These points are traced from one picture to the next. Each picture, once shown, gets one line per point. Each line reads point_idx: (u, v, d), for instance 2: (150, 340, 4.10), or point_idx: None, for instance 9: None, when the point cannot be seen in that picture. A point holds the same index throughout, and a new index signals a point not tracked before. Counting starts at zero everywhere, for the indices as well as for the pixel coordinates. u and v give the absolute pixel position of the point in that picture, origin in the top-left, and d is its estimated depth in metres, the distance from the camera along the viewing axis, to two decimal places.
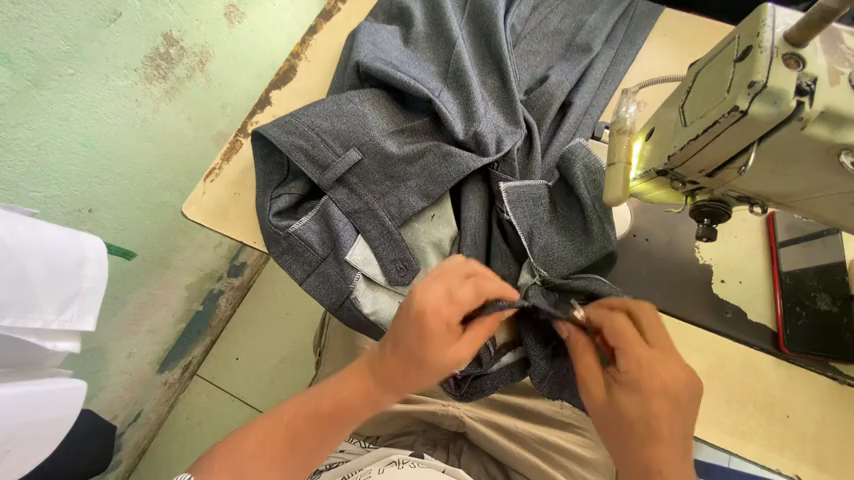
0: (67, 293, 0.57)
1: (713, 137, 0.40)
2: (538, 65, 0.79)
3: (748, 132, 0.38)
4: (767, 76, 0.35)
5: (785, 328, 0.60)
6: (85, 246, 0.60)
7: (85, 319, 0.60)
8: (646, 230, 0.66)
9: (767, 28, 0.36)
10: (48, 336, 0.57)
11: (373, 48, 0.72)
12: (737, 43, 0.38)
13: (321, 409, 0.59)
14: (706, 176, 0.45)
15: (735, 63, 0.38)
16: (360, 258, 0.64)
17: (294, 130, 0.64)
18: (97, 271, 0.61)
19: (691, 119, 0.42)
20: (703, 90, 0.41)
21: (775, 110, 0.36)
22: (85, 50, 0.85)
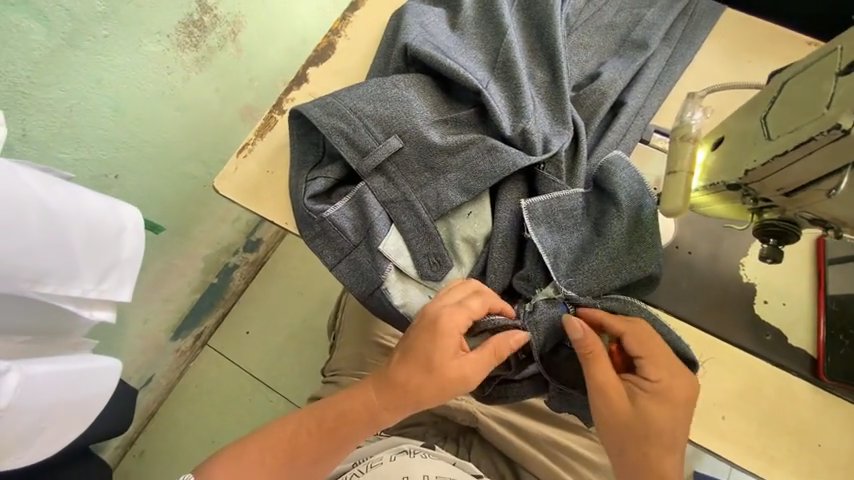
0: (106, 263, 0.58)
1: (804, 154, 0.39)
2: (589, 60, 0.76)
3: (844, 151, 0.37)
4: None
5: (826, 356, 0.58)
6: (124, 217, 0.61)
7: (121, 290, 0.61)
8: (689, 243, 0.64)
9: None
10: (86, 304, 0.59)
11: (421, 31, 0.69)
12: (840, 56, 0.37)
13: (332, 417, 0.61)
14: (783, 195, 0.43)
15: (838, 78, 0.37)
16: (393, 248, 0.63)
17: (336, 112, 0.63)
18: (135, 243, 0.62)
19: (778, 133, 0.41)
20: (794, 103, 0.40)
21: None
22: (120, 12, 0.84)
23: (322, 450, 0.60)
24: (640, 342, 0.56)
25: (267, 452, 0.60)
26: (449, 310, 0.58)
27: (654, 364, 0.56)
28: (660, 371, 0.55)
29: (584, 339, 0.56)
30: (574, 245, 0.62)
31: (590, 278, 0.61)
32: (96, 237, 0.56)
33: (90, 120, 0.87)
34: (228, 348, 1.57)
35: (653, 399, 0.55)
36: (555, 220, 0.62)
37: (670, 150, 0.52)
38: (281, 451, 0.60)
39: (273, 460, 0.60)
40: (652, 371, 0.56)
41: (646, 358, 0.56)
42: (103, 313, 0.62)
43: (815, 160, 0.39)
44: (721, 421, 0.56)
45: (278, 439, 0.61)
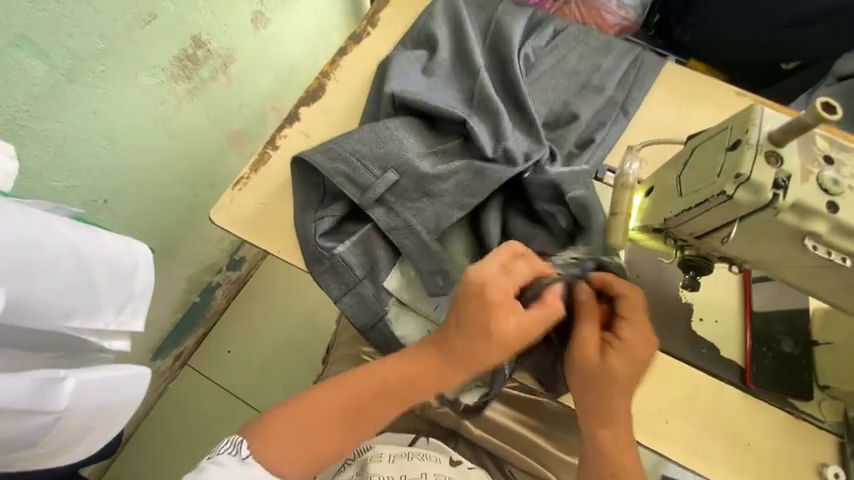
0: (122, 296, 0.60)
1: (704, 211, 0.48)
2: (555, 101, 0.84)
3: (733, 211, 0.46)
4: (752, 170, 0.44)
5: (752, 366, 0.68)
6: (140, 250, 0.62)
7: (136, 321, 0.62)
8: (639, 268, 0.72)
9: (754, 127, 0.44)
10: (104, 334, 0.60)
11: (401, 80, 0.77)
12: (729, 132, 0.46)
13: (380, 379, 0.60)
14: (696, 238, 0.52)
15: (727, 151, 0.46)
16: (397, 285, 0.68)
17: (336, 156, 0.68)
18: (148, 276, 0.62)
19: (686, 191, 0.49)
20: (698, 168, 0.49)
21: (755, 198, 0.44)
22: (118, 49, 0.89)
23: (378, 412, 0.61)
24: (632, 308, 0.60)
25: (321, 407, 0.60)
26: (493, 276, 0.56)
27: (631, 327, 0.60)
28: (633, 332, 0.59)
29: (583, 296, 0.60)
30: (552, 243, 0.67)
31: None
32: (112, 273, 0.58)
33: (83, 149, 0.91)
34: (209, 367, 1.56)
35: (619, 357, 0.59)
36: (530, 220, 0.68)
37: (611, 195, 0.60)
38: (337, 412, 0.61)
39: (331, 417, 0.60)
40: (628, 332, 0.59)
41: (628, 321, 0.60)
42: (121, 342, 0.63)
43: (713, 214, 0.48)
44: (665, 424, 0.65)
45: (334, 391, 0.61)
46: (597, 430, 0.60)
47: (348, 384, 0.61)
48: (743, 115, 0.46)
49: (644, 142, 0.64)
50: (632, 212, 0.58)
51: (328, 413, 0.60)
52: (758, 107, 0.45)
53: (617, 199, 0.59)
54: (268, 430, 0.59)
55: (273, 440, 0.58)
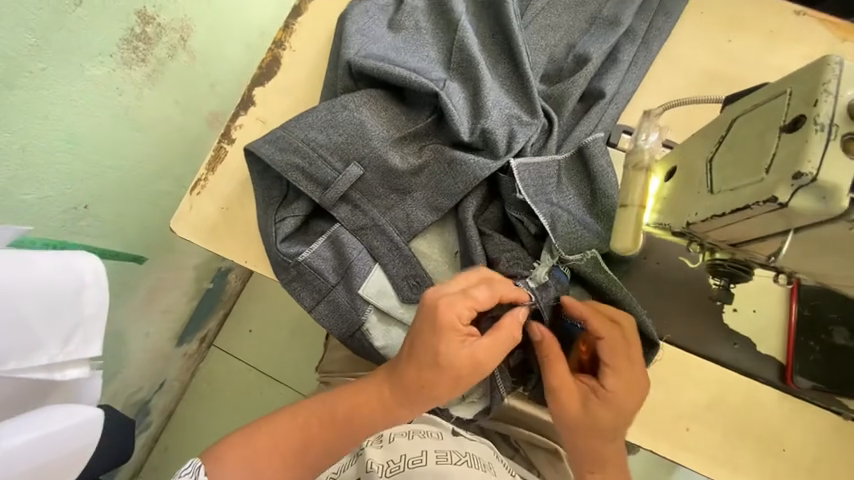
0: (67, 323, 0.55)
1: (743, 218, 0.35)
2: (558, 44, 0.67)
3: (783, 220, 0.33)
4: (819, 168, 0.29)
5: (795, 362, 0.57)
6: (81, 271, 0.56)
7: (92, 346, 0.58)
8: (661, 254, 0.60)
9: (827, 96, 0.30)
10: (56, 365, 0.56)
11: (360, 39, 0.63)
12: (788, 103, 0.32)
13: (343, 410, 0.57)
14: (730, 246, 0.39)
15: (783, 133, 0.32)
16: (374, 290, 0.60)
17: (288, 147, 0.59)
18: (97, 296, 0.58)
19: (721, 187, 0.36)
20: (738, 156, 0.35)
21: (822, 206, 0.30)
22: (54, 40, 0.70)
23: (336, 442, 0.57)
24: (612, 354, 0.53)
25: (281, 437, 0.57)
26: (451, 300, 0.51)
27: (615, 373, 0.53)
28: (620, 382, 0.53)
29: (546, 341, 0.55)
30: (569, 223, 0.57)
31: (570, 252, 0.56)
32: (52, 299, 0.53)
33: (45, 161, 0.75)
34: None
35: (602, 407, 0.54)
36: (541, 188, 0.58)
37: (622, 179, 0.48)
38: (295, 441, 0.57)
39: (289, 447, 0.57)
40: (612, 379, 0.53)
41: (610, 366, 0.54)
42: (78, 369, 0.58)
43: (757, 223, 0.34)
44: (686, 432, 0.57)
45: (294, 421, 0.58)
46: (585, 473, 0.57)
47: (305, 412, 0.59)
48: (812, 73, 0.31)
49: (663, 105, 0.52)
50: (647, 202, 0.45)
51: (287, 441, 0.57)
52: (837, 60, 0.30)
53: (628, 183, 0.47)
54: (229, 450, 0.56)
55: (230, 463, 0.55)
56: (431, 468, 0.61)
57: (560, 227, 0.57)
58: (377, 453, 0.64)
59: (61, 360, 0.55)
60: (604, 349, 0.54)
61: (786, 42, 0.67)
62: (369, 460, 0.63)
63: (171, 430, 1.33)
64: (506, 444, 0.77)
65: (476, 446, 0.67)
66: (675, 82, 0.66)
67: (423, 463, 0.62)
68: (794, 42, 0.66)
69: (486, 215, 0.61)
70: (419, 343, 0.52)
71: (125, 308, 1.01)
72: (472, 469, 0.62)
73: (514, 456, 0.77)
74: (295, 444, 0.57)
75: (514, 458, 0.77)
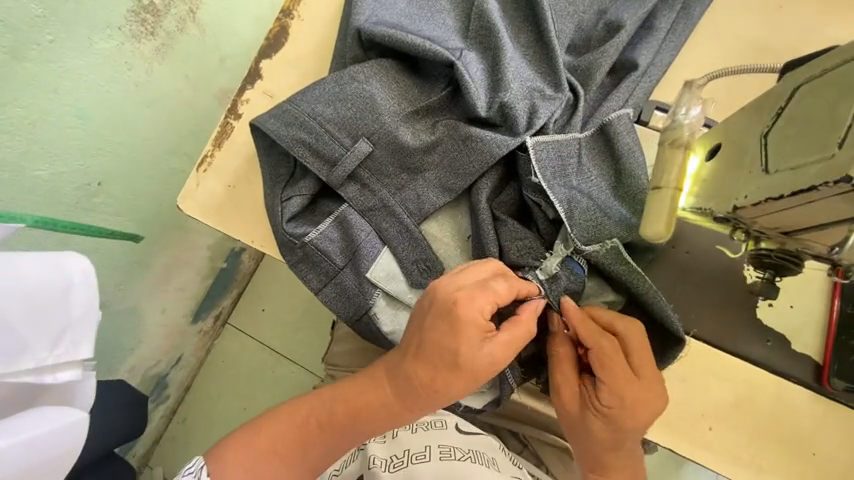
0: (54, 324, 0.50)
1: (802, 203, 0.29)
2: (587, 9, 0.61)
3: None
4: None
5: (834, 363, 0.53)
6: (69, 270, 0.52)
7: (83, 349, 0.53)
8: (689, 242, 0.56)
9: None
10: (46, 369, 0.50)
11: (372, 4, 0.58)
12: None
13: (343, 411, 0.55)
14: (783, 234, 0.34)
15: None
16: (382, 274, 0.58)
17: (293, 121, 0.56)
18: (86, 294, 0.53)
19: (776, 166, 0.31)
20: (800, 129, 0.30)
21: None
22: (61, 12, 0.69)
23: (342, 438, 0.55)
24: (604, 364, 0.51)
25: (284, 431, 0.56)
26: (470, 295, 0.49)
27: (611, 383, 0.51)
28: (616, 392, 0.51)
29: (559, 339, 0.54)
30: (592, 210, 0.53)
31: (589, 239, 0.52)
32: (34, 296, 0.48)
33: (59, 133, 0.74)
34: None
35: (600, 415, 0.52)
36: (559, 169, 0.53)
37: (656, 157, 0.43)
38: (298, 435, 0.56)
39: (286, 448, 0.55)
40: (608, 388, 0.51)
41: (604, 375, 0.51)
42: (70, 373, 0.52)
43: (821, 208, 0.29)
44: (709, 433, 0.54)
45: (296, 417, 0.57)
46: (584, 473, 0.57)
47: (303, 411, 0.57)
48: None
49: (708, 74, 0.46)
50: (684, 184, 0.40)
51: (289, 437, 0.56)
52: None
53: (663, 163, 0.41)
54: (231, 450, 0.55)
55: (233, 464, 0.54)
56: (434, 464, 0.60)
57: (581, 213, 0.53)
58: (380, 448, 0.64)
59: (49, 364, 0.50)
60: (596, 357, 0.51)
61: (847, 8, 0.59)
62: (373, 457, 0.62)
63: (187, 405, 1.36)
64: (513, 440, 0.76)
65: (481, 439, 0.66)
66: (716, 54, 0.59)
67: (426, 457, 0.61)
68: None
69: (502, 197, 0.57)
70: (433, 341, 0.49)
71: (142, 286, 1.02)
72: (475, 464, 0.60)
73: (522, 451, 0.75)
74: (297, 439, 0.56)
75: (522, 454, 0.75)
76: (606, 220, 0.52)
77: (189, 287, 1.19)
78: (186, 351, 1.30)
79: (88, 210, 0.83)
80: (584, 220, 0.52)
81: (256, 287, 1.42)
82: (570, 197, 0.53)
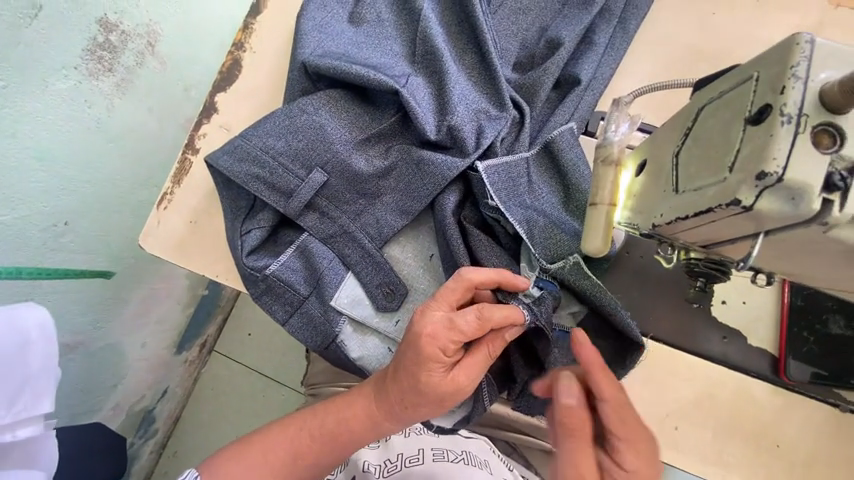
0: (15, 384, 0.57)
1: (707, 222, 0.31)
2: (528, 28, 0.63)
3: (752, 224, 0.29)
4: (786, 166, 0.26)
5: (788, 355, 0.54)
6: (27, 327, 0.58)
7: (41, 405, 0.58)
8: (642, 247, 0.57)
9: (796, 81, 0.26)
10: (5, 428, 0.55)
11: (317, 37, 0.60)
12: (753, 90, 0.28)
13: (332, 424, 0.55)
14: (702, 247, 0.35)
15: (747, 124, 0.28)
16: (347, 300, 0.58)
17: (246, 156, 0.56)
18: (44, 351, 0.60)
19: (684, 186, 0.32)
20: (703, 151, 0.31)
21: (791, 208, 0.27)
22: (13, 57, 0.67)
23: (327, 457, 0.55)
24: (623, 422, 0.47)
25: (272, 451, 0.55)
26: (436, 332, 0.47)
27: (632, 449, 0.46)
28: (638, 459, 0.46)
29: (576, 408, 0.46)
30: (553, 228, 0.54)
31: (553, 259, 0.53)
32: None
33: (18, 177, 0.72)
34: None
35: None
36: (513, 188, 0.55)
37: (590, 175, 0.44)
38: (285, 455, 0.55)
39: (276, 467, 0.55)
40: (624, 452, 0.46)
41: (624, 439, 0.46)
42: (30, 429, 0.57)
43: (723, 226, 0.31)
44: (675, 431, 0.55)
45: (285, 436, 0.56)
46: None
47: (293, 426, 0.57)
48: (778, 56, 0.27)
49: (635, 91, 0.48)
50: (618, 199, 0.42)
51: (277, 455, 0.55)
52: (807, 37, 0.26)
53: (598, 180, 0.43)
54: (222, 463, 0.55)
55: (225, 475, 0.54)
56: (429, 466, 0.62)
57: (542, 233, 0.54)
58: (374, 454, 0.66)
59: (8, 421, 0.55)
60: (613, 417, 0.47)
61: (775, 9, 0.62)
62: (366, 461, 0.65)
63: (176, 437, 1.34)
64: (503, 442, 0.75)
65: (473, 442, 0.67)
66: (654, 63, 0.62)
67: (419, 461, 0.63)
68: (784, 8, 0.62)
69: (464, 213, 0.58)
70: (404, 366, 0.49)
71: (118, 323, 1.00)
72: (467, 466, 0.62)
73: (512, 453, 0.74)
74: (285, 458, 0.55)
75: (511, 456, 0.74)
76: (563, 233, 0.53)
77: (168, 319, 1.16)
78: (172, 383, 1.27)
79: (57, 250, 0.81)
80: (545, 237, 0.54)
81: (238, 312, 1.40)
82: (530, 217, 0.54)
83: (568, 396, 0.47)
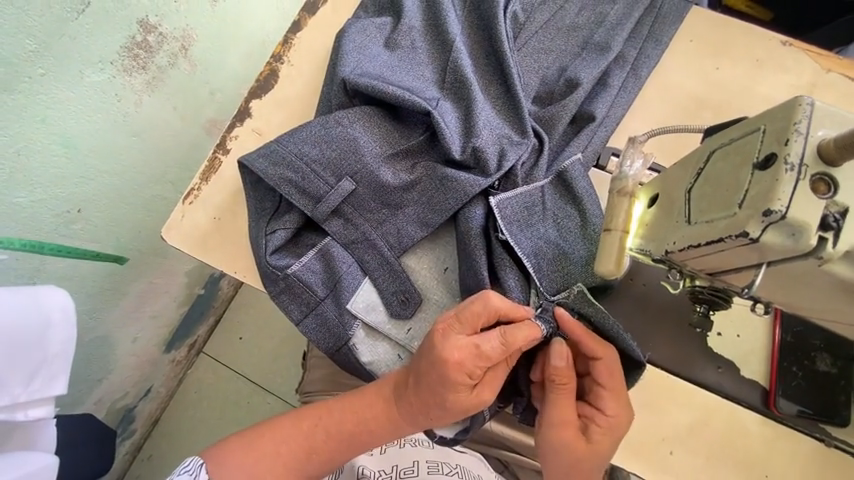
0: (33, 364, 0.58)
1: (716, 251, 0.35)
2: (549, 66, 0.68)
3: (755, 255, 0.33)
4: (788, 206, 0.30)
5: (777, 387, 0.57)
6: (49, 308, 0.59)
7: (55, 384, 0.60)
8: (646, 275, 0.61)
9: (798, 136, 0.30)
10: (19, 406, 0.57)
11: (357, 57, 0.64)
12: (761, 140, 0.33)
13: (349, 424, 0.56)
14: (707, 274, 0.39)
15: (755, 168, 0.32)
16: (363, 305, 0.60)
17: (281, 161, 0.59)
18: (65, 333, 0.60)
19: (697, 218, 0.36)
20: (714, 188, 0.35)
21: (791, 243, 0.31)
22: (55, 47, 0.69)
23: (343, 453, 0.56)
24: (611, 376, 0.54)
25: (285, 443, 0.56)
26: (462, 359, 0.49)
27: (616, 399, 0.54)
28: (619, 408, 0.54)
29: (563, 369, 0.54)
30: (564, 258, 0.58)
31: (557, 290, 0.58)
32: (21, 336, 0.56)
33: (41, 161, 0.73)
34: None
35: (603, 436, 0.54)
36: (524, 218, 0.59)
37: (606, 204, 0.48)
38: (299, 449, 0.56)
39: (290, 460, 0.56)
40: (611, 404, 0.54)
41: (609, 390, 0.54)
42: (41, 410, 0.59)
43: (730, 255, 0.34)
44: (670, 455, 0.57)
45: (297, 429, 0.57)
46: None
47: (307, 419, 0.57)
48: (783, 112, 0.31)
49: (650, 131, 0.52)
50: (631, 228, 0.46)
51: (291, 448, 0.56)
52: (809, 99, 0.31)
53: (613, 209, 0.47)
54: (232, 454, 0.55)
55: (234, 463, 0.54)
56: (423, 478, 0.62)
57: (553, 263, 0.58)
58: (371, 460, 0.65)
59: (22, 401, 0.57)
60: (604, 372, 0.54)
61: (773, 70, 0.69)
62: (362, 467, 0.63)
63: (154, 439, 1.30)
64: (495, 460, 0.76)
65: (465, 457, 0.68)
66: (663, 108, 0.67)
67: (415, 473, 0.63)
68: (780, 70, 0.68)
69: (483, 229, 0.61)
70: (429, 378, 0.50)
71: (116, 315, 0.99)
72: None
73: (503, 471, 0.75)
74: (299, 452, 0.56)
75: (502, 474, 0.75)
76: (571, 264, 0.57)
77: (163, 316, 1.15)
78: (157, 382, 1.25)
79: (67, 236, 0.82)
80: (553, 268, 0.58)
81: (233, 314, 1.38)
82: (541, 248, 0.58)
83: (559, 358, 0.54)
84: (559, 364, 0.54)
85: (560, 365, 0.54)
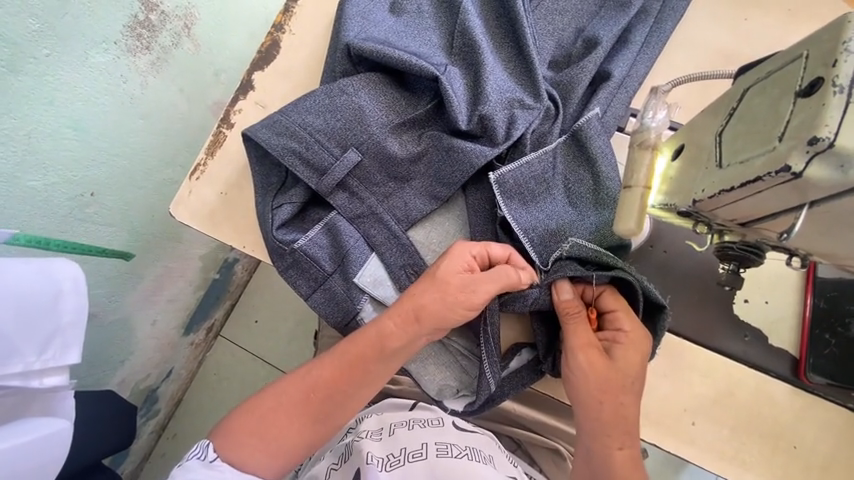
0: (45, 333, 0.58)
1: (752, 194, 0.32)
2: (565, 27, 0.64)
3: (796, 194, 0.30)
4: (837, 132, 0.26)
5: (808, 355, 0.55)
6: (59, 279, 0.59)
7: (69, 353, 0.61)
8: (666, 241, 0.59)
9: (849, 54, 0.27)
10: (34, 373, 0.58)
11: (360, 21, 0.61)
12: (804, 67, 0.30)
13: (336, 371, 0.56)
14: (740, 225, 0.37)
15: (798, 98, 0.29)
16: (370, 279, 0.59)
17: (284, 131, 0.58)
18: (76, 303, 0.61)
19: (729, 161, 0.34)
20: (750, 127, 0.33)
21: (839, 175, 0.28)
22: (59, 27, 0.67)
23: (334, 406, 0.56)
24: (616, 305, 0.54)
25: (282, 405, 0.56)
26: (446, 276, 0.52)
27: (628, 318, 0.54)
28: (633, 326, 0.53)
29: (573, 299, 0.54)
30: (574, 225, 0.56)
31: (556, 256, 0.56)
32: (30, 306, 0.56)
33: (51, 145, 0.72)
34: None
35: (627, 355, 0.52)
36: (532, 190, 0.57)
37: (627, 159, 0.46)
38: (297, 413, 0.56)
39: (288, 417, 0.56)
40: (626, 327, 0.53)
41: (619, 312, 0.54)
42: (56, 378, 0.60)
43: (768, 197, 0.32)
44: (691, 426, 0.55)
45: (295, 391, 0.56)
46: (617, 450, 0.51)
47: (303, 376, 0.57)
48: (834, 31, 0.28)
49: (674, 80, 0.49)
50: (653, 183, 0.44)
51: (288, 411, 0.56)
52: None
53: (634, 164, 0.45)
54: (240, 420, 0.56)
55: (238, 428, 0.56)
56: (431, 462, 0.58)
57: (561, 229, 0.56)
58: (376, 446, 0.62)
59: (37, 368, 0.57)
60: (610, 302, 0.55)
61: (807, 20, 0.63)
62: (369, 453, 0.60)
63: (177, 419, 1.33)
64: (507, 438, 0.75)
65: (475, 437, 0.64)
66: (687, 65, 0.63)
67: (423, 456, 0.59)
68: (816, 21, 0.63)
69: (489, 197, 0.60)
70: (433, 305, 0.52)
71: (133, 299, 1.00)
72: (472, 461, 0.58)
73: (516, 450, 0.74)
74: (296, 416, 0.56)
75: (516, 452, 0.74)
76: (580, 230, 0.56)
77: (179, 300, 1.17)
78: (177, 364, 1.27)
79: (81, 220, 0.82)
80: (563, 230, 0.56)
81: (247, 298, 1.40)
82: (549, 215, 0.57)
83: (564, 292, 0.55)
84: (563, 297, 0.55)
85: (565, 298, 0.54)
